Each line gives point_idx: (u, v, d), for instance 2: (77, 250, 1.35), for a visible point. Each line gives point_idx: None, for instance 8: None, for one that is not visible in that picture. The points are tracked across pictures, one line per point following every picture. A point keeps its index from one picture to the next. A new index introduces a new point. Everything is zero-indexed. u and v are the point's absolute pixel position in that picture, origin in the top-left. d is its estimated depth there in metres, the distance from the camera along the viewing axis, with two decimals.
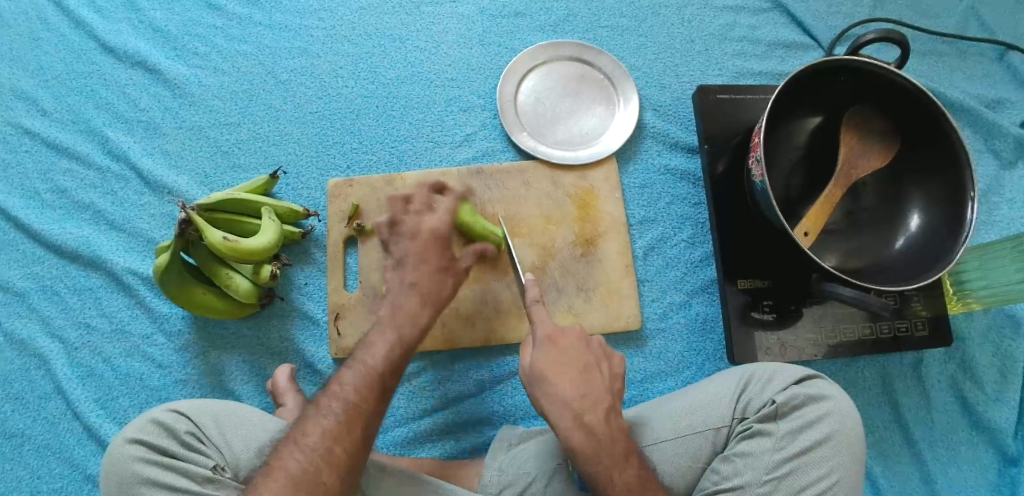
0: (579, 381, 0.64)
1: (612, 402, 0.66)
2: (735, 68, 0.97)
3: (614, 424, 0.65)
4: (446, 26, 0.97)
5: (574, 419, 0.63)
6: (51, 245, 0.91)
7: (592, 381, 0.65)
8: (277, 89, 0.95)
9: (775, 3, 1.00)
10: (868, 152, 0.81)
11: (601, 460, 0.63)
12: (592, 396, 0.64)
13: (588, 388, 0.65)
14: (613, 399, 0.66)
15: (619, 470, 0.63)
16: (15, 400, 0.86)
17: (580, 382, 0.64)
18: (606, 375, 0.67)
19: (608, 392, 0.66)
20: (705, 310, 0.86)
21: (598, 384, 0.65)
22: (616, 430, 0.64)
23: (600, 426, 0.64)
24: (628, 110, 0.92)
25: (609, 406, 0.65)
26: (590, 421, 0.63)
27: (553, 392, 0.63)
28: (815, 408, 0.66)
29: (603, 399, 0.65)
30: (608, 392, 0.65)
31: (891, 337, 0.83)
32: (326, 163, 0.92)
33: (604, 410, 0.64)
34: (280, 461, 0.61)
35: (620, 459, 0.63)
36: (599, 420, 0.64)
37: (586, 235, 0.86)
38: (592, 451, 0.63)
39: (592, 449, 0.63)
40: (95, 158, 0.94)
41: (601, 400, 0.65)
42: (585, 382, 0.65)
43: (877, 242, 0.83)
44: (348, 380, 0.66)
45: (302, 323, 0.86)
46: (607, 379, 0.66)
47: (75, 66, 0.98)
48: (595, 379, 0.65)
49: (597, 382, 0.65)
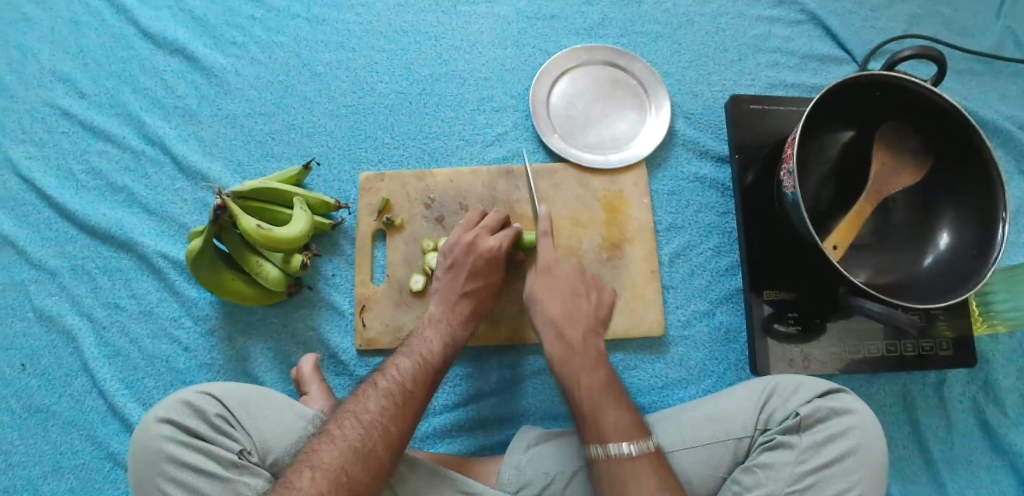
0: (565, 305, 0.74)
1: (592, 324, 0.74)
2: (768, 79, 0.96)
3: (591, 343, 0.72)
4: (481, 26, 0.98)
5: (556, 336, 0.72)
6: (85, 225, 0.93)
7: (579, 306, 0.74)
8: (312, 81, 0.97)
9: (811, 15, 0.99)
10: (901, 169, 0.83)
11: (571, 364, 0.70)
12: (576, 315, 0.73)
13: (573, 310, 0.74)
14: (596, 323, 0.74)
15: (587, 374, 0.69)
16: (43, 375, 0.88)
17: (566, 304, 0.74)
18: (592, 302, 0.75)
19: (592, 316, 0.74)
20: (729, 321, 0.86)
21: (583, 310, 0.74)
22: (591, 348, 0.72)
23: (576, 341, 0.71)
24: (659, 116, 0.93)
25: (592, 326, 0.73)
26: (569, 336, 0.72)
27: (542, 310, 0.74)
28: (837, 422, 0.66)
29: (585, 321, 0.73)
30: (591, 317, 0.74)
31: (915, 355, 0.83)
32: (358, 156, 0.93)
33: (582, 330, 0.72)
34: (340, 430, 0.62)
35: (589, 367, 0.70)
36: (577, 334, 0.72)
37: (613, 239, 0.86)
38: (565, 359, 0.71)
39: (564, 357, 0.70)
40: (131, 141, 0.96)
41: (582, 320, 0.73)
42: (571, 307, 0.74)
43: (906, 258, 0.82)
44: (407, 367, 0.68)
45: (328, 314, 0.87)
46: (593, 306, 0.75)
47: (114, 51, 1.01)
48: (582, 306, 0.74)
49: (582, 307, 0.74)
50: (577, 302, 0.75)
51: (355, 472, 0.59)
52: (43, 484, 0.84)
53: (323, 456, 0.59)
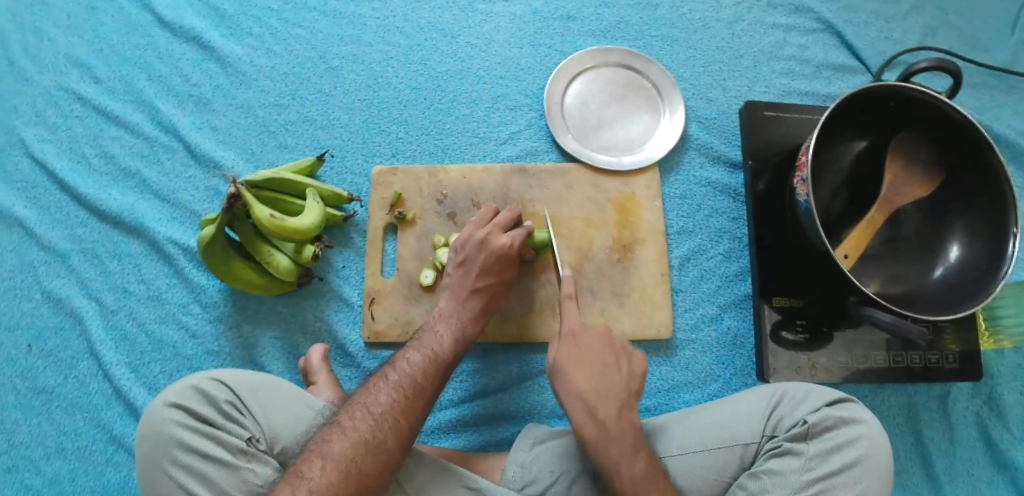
0: (596, 377, 0.69)
1: (625, 398, 0.68)
2: (782, 87, 0.96)
3: (627, 423, 0.67)
4: (498, 25, 0.98)
5: (589, 414, 0.66)
6: (96, 209, 0.93)
7: (610, 377, 0.69)
8: (327, 74, 0.97)
9: (827, 24, 1.00)
10: (911, 181, 0.83)
11: (609, 449, 0.64)
12: (610, 393, 0.68)
13: (604, 383, 0.68)
14: (629, 397, 0.69)
15: (628, 461, 0.64)
16: (49, 356, 0.88)
17: (597, 376, 0.69)
18: (623, 374, 0.70)
19: (624, 389, 0.69)
20: (736, 326, 0.86)
21: (615, 382, 0.69)
22: (627, 427, 0.66)
23: (611, 418, 0.66)
24: (673, 120, 0.93)
25: (624, 403, 0.68)
26: (602, 414, 0.66)
27: (570, 386, 0.68)
28: (845, 431, 0.66)
29: (620, 397, 0.68)
30: (623, 390, 0.69)
31: (921, 366, 0.83)
32: (371, 150, 0.93)
33: (616, 406, 0.67)
34: (351, 421, 0.62)
35: (630, 454, 0.64)
36: (612, 411, 0.67)
37: (623, 241, 0.86)
38: (600, 441, 0.65)
39: (600, 439, 0.65)
40: (144, 127, 0.96)
41: (616, 396, 0.68)
42: (601, 378, 0.69)
43: (917, 269, 0.82)
44: (417, 361, 0.68)
45: (337, 305, 0.87)
46: (625, 378, 0.70)
47: (130, 38, 1.01)
48: (613, 376, 0.69)
49: (613, 379, 0.69)
50: (608, 374, 0.69)
51: (365, 464, 0.60)
52: (45, 465, 0.84)
53: (334, 447, 0.60)
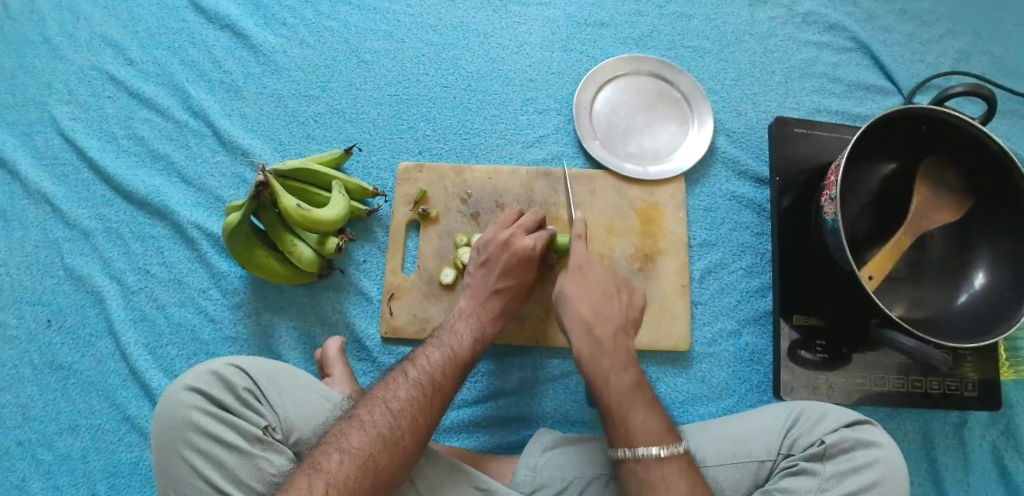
0: (598, 302, 0.72)
1: (624, 324, 0.71)
2: (813, 104, 0.96)
3: (621, 340, 0.69)
4: (531, 28, 0.98)
5: (586, 334, 0.69)
6: (123, 189, 0.94)
7: (609, 306, 0.72)
8: (358, 68, 0.98)
9: (860, 43, 0.99)
10: (939, 205, 0.82)
11: (601, 363, 0.67)
12: (609, 316, 0.71)
13: (604, 308, 0.71)
14: (626, 323, 0.71)
15: (616, 374, 0.66)
16: (67, 333, 0.89)
17: (596, 302, 0.71)
18: (623, 303, 0.73)
19: (623, 317, 0.71)
20: (754, 343, 0.85)
21: (614, 309, 0.72)
22: (622, 345, 0.69)
23: (607, 339, 0.69)
24: (701, 132, 0.93)
25: (620, 326, 0.70)
26: (598, 333, 0.69)
27: (572, 312, 0.71)
28: (863, 453, 0.66)
29: (617, 320, 0.71)
30: (621, 316, 0.71)
31: (940, 393, 0.82)
32: (398, 145, 0.93)
33: (613, 330, 0.70)
34: (369, 416, 0.62)
35: (620, 365, 0.67)
36: (608, 333, 0.69)
37: (645, 250, 0.86)
38: (593, 357, 0.68)
39: (594, 354, 0.68)
40: (175, 112, 0.97)
41: (614, 319, 0.71)
42: (603, 306, 0.71)
43: (939, 295, 0.81)
44: (436, 359, 0.69)
45: (356, 298, 0.88)
46: (625, 307, 0.73)
47: (165, 22, 1.02)
48: (613, 305, 0.72)
49: (614, 307, 0.72)
50: (609, 301, 0.72)
51: (381, 460, 0.60)
52: (58, 441, 0.85)
53: (351, 441, 0.60)
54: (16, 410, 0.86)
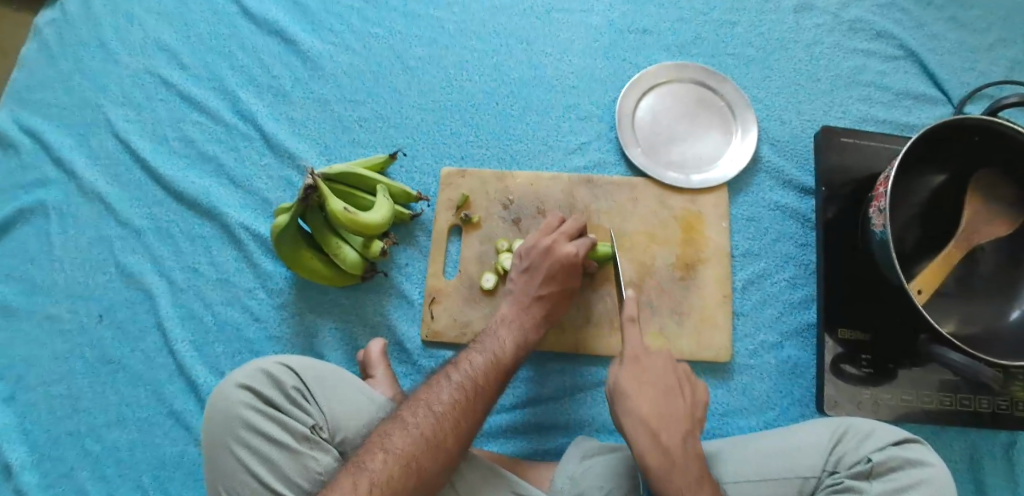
0: (659, 399, 0.67)
1: (688, 424, 0.66)
2: (860, 113, 0.94)
3: (690, 449, 0.65)
4: (573, 35, 0.99)
5: (652, 439, 0.64)
6: (174, 190, 0.97)
7: (673, 404, 0.67)
8: (402, 74, 0.99)
9: (909, 51, 0.97)
10: (993, 219, 0.80)
11: (673, 478, 0.62)
12: (672, 417, 0.66)
13: (667, 409, 0.66)
14: (693, 425, 0.67)
15: (692, 491, 0.61)
16: (118, 328, 0.93)
17: (659, 402, 0.67)
18: (687, 402, 0.68)
19: (688, 418, 0.67)
20: (797, 355, 0.84)
21: (678, 408, 0.67)
22: (692, 456, 0.64)
23: (675, 446, 0.64)
24: (746, 140, 0.92)
25: (687, 430, 0.66)
26: (661, 428, 0.65)
27: (632, 408, 0.66)
28: (911, 473, 0.64)
29: (683, 423, 0.66)
30: (686, 417, 0.67)
31: (990, 413, 0.79)
32: (441, 151, 0.95)
33: (680, 434, 0.65)
34: (413, 418, 0.64)
35: (694, 482, 0.62)
36: (675, 437, 0.65)
37: (687, 259, 0.86)
38: (665, 470, 0.62)
39: (665, 468, 0.62)
40: (224, 115, 1.00)
41: (679, 422, 0.66)
42: (665, 404, 0.67)
43: (990, 310, 0.79)
44: (479, 363, 0.69)
45: (397, 302, 0.89)
46: (689, 406, 0.68)
47: (216, 28, 1.05)
48: (676, 404, 0.67)
49: (678, 406, 0.67)
50: (672, 400, 0.67)
51: (424, 461, 0.61)
52: (106, 432, 0.88)
53: (396, 441, 0.61)
54: (67, 401, 0.90)
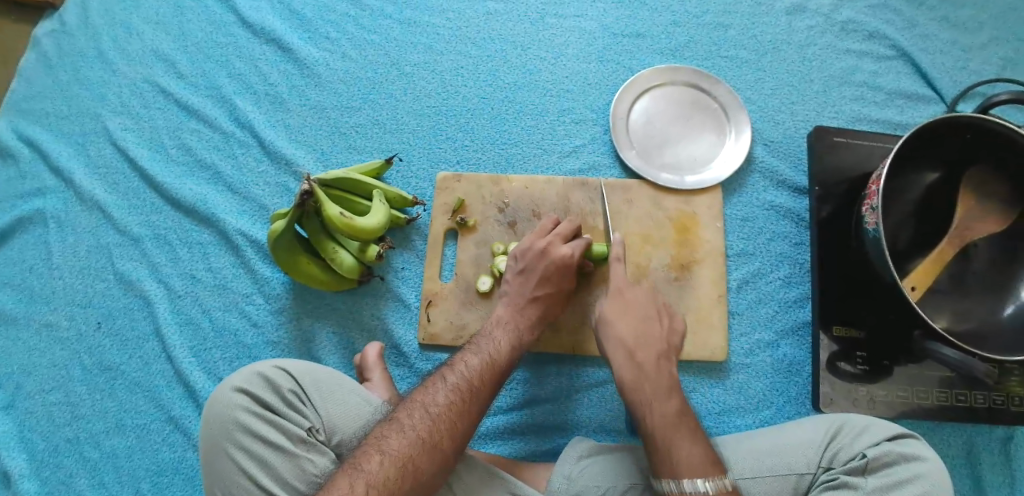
0: (644, 357, 0.70)
1: (665, 347, 0.72)
2: (853, 113, 0.95)
3: (663, 367, 0.70)
4: (567, 39, 1.00)
5: (627, 357, 0.70)
6: (172, 198, 0.98)
7: (650, 329, 0.72)
8: (398, 80, 1.00)
9: (900, 51, 0.98)
10: (986, 216, 0.80)
11: (644, 388, 0.68)
12: (648, 340, 0.72)
13: (645, 334, 0.72)
14: (669, 349, 0.72)
15: (660, 401, 0.67)
16: (117, 335, 0.93)
17: (638, 326, 0.72)
18: (664, 329, 0.73)
19: (664, 342, 0.72)
20: (793, 354, 0.85)
21: (655, 332, 0.72)
22: (664, 372, 0.69)
23: (649, 363, 0.70)
24: (739, 142, 0.92)
25: (663, 351, 0.71)
26: (641, 358, 0.70)
27: (612, 333, 0.72)
28: (906, 468, 0.64)
29: (659, 345, 0.72)
30: (663, 341, 0.72)
31: (986, 408, 0.79)
32: (437, 155, 0.95)
33: (655, 352, 0.71)
34: (408, 419, 0.64)
35: (663, 393, 0.68)
36: (650, 357, 0.70)
37: (682, 259, 0.86)
38: (636, 382, 0.68)
39: (637, 380, 0.68)
40: (222, 123, 1.01)
41: (655, 343, 0.72)
42: (643, 328, 0.73)
43: (985, 306, 0.79)
44: (475, 365, 0.70)
45: (394, 305, 0.89)
46: (665, 331, 0.73)
47: (213, 37, 1.06)
48: (653, 329, 0.73)
49: (655, 332, 0.72)
50: (649, 324, 0.73)
51: (420, 462, 0.61)
52: (105, 439, 0.88)
53: (392, 443, 0.62)
54: (66, 408, 0.90)
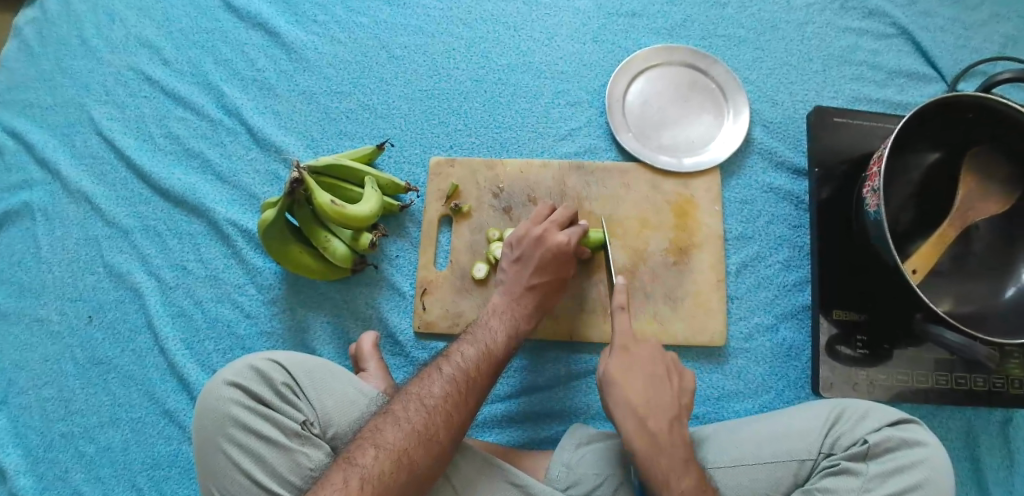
0: (647, 388, 0.68)
1: (677, 411, 0.67)
2: (853, 93, 0.93)
3: (677, 433, 0.66)
4: (561, 19, 0.97)
5: (639, 424, 0.65)
6: (160, 187, 0.96)
7: (661, 392, 0.68)
8: (388, 64, 0.98)
9: (901, 29, 0.96)
10: (988, 198, 0.79)
11: (659, 462, 0.63)
12: (660, 404, 0.67)
13: (656, 396, 0.67)
14: (680, 411, 0.68)
15: (677, 476, 0.62)
16: (108, 328, 0.91)
17: (648, 388, 0.68)
18: (675, 389, 0.69)
19: (676, 404, 0.68)
20: (792, 337, 0.84)
21: (666, 395, 0.68)
22: (678, 439, 0.65)
23: (662, 431, 0.65)
24: (737, 123, 0.91)
25: (675, 417, 0.67)
26: (653, 426, 0.65)
27: (621, 395, 0.67)
28: (906, 453, 0.64)
29: (671, 410, 0.67)
30: (674, 405, 0.68)
31: (986, 391, 0.78)
32: (429, 140, 0.93)
33: (667, 419, 0.66)
34: (404, 412, 0.63)
35: (681, 464, 0.63)
36: (663, 423, 0.66)
37: (679, 244, 0.85)
38: (650, 454, 0.64)
39: (650, 452, 0.64)
40: (209, 110, 0.99)
41: (667, 409, 0.67)
42: (653, 391, 0.68)
43: (986, 288, 0.78)
44: (471, 355, 0.68)
45: (389, 294, 0.88)
46: (676, 393, 0.69)
47: (199, 22, 1.04)
48: (664, 392, 0.68)
49: (666, 393, 0.68)
50: (660, 386, 0.68)
51: (416, 455, 0.60)
52: (100, 433, 0.87)
53: (387, 436, 0.61)
54: (59, 403, 0.89)
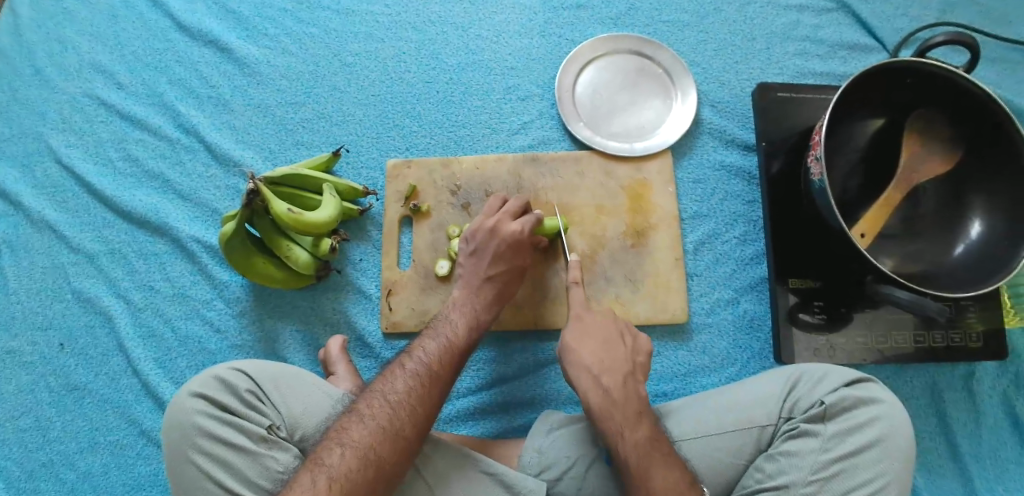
0: (601, 349, 0.70)
1: (630, 369, 0.69)
2: (797, 67, 0.95)
3: (631, 389, 0.68)
4: (508, 16, 0.99)
5: (593, 384, 0.68)
6: (122, 210, 0.96)
7: (613, 351, 0.70)
8: (341, 71, 0.99)
9: (840, 3, 0.98)
10: (929, 158, 0.81)
11: (612, 416, 0.65)
12: (613, 363, 0.69)
13: (609, 355, 0.70)
14: (634, 369, 0.70)
15: (630, 428, 0.64)
16: (80, 354, 0.91)
17: (600, 350, 0.70)
18: (628, 348, 0.71)
19: (629, 361, 0.70)
20: (753, 310, 0.86)
21: (619, 354, 0.70)
22: (631, 394, 0.67)
23: (616, 388, 0.67)
24: (685, 104, 0.93)
25: (628, 373, 0.69)
26: (606, 383, 0.68)
27: (576, 359, 0.70)
28: (864, 411, 0.66)
29: (623, 366, 0.69)
30: (627, 361, 0.70)
31: (944, 346, 0.81)
32: (386, 144, 0.94)
33: (621, 375, 0.68)
34: (368, 409, 0.64)
35: (633, 418, 0.65)
36: (616, 381, 0.68)
37: (637, 227, 0.86)
38: (605, 410, 0.66)
39: (605, 408, 0.66)
40: (166, 130, 0.99)
41: (619, 366, 0.69)
42: (606, 352, 0.70)
43: (936, 247, 0.80)
44: (434, 349, 0.70)
45: (355, 298, 0.89)
46: (629, 351, 0.71)
47: (151, 43, 1.04)
48: (617, 352, 0.70)
49: (619, 352, 0.70)
50: (611, 348, 0.71)
51: (382, 451, 0.61)
52: (79, 459, 0.87)
53: (353, 434, 0.61)
54: (37, 432, 0.89)
